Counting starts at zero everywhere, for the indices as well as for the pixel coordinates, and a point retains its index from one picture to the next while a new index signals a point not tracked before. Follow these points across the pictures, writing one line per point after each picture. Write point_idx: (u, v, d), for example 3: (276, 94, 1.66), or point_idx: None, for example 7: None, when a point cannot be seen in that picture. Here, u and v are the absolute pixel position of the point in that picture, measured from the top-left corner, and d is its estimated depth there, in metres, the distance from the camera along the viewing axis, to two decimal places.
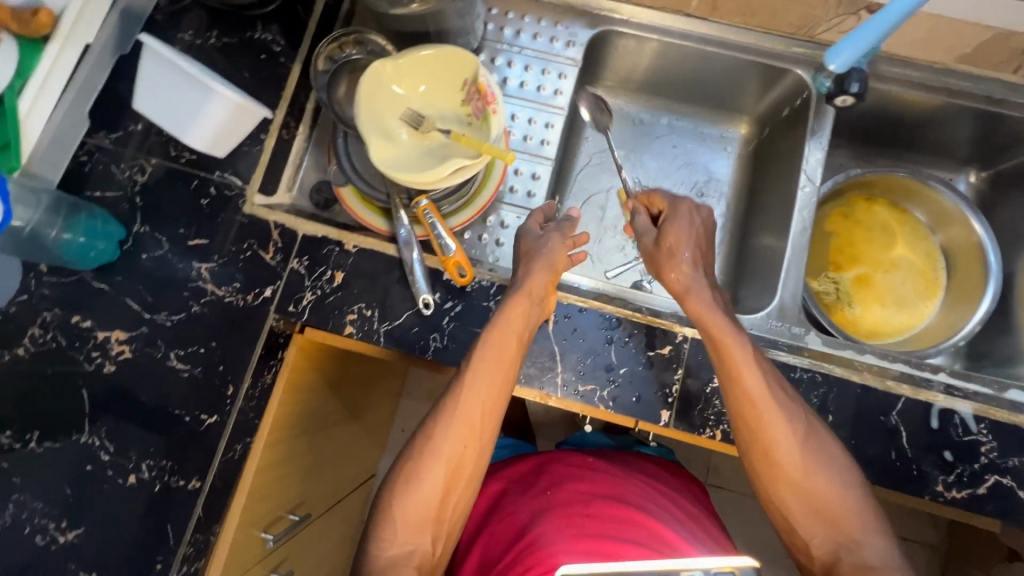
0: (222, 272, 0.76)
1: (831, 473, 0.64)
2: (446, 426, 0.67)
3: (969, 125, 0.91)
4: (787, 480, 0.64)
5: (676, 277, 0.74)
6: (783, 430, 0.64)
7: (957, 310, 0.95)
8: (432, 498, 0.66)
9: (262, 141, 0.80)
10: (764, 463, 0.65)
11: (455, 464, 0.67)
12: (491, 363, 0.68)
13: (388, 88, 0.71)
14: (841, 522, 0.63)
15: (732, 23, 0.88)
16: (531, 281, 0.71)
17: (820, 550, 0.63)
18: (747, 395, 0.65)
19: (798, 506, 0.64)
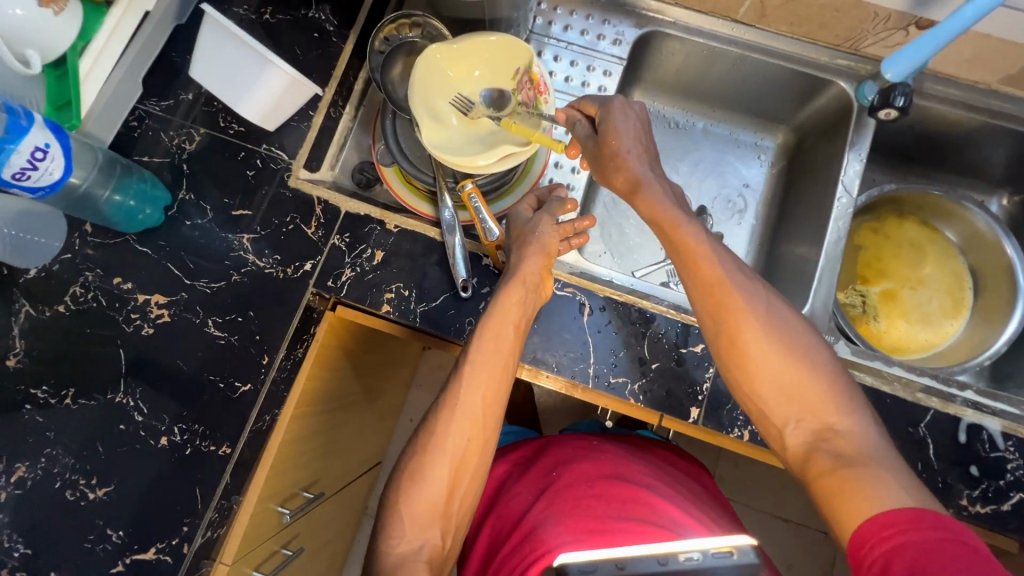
0: (264, 244, 0.77)
1: (795, 353, 0.60)
2: (450, 422, 0.69)
3: (1006, 147, 0.92)
4: (753, 359, 0.61)
5: (628, 173, 0.70)
6: (745, 313, 0.62)
7: (983, 330, 0.95)
8: (438, 494, 0.67)
9: (310, 117, 0.81)
10: (730, 348, 0.63)
11: (457, 458, 0.68)
12: (490, 354, 0.69)
13: (441, 72, 0.72)
14: (813, 403, 0.58)
15: (778, 31, 0.89)
16: (524, 269, 0.72)
17: (795, 436, 0.59)
18: (707, 280, 0.64)
19: (771, 395, 0.60)
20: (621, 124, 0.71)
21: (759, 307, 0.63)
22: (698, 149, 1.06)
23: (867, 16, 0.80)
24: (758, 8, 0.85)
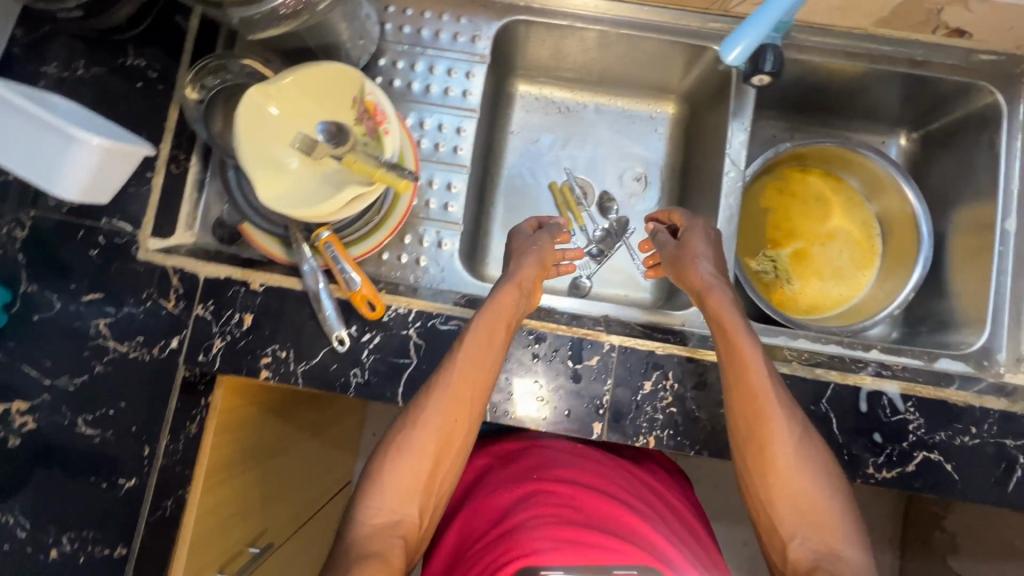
0: (123, 326, 0.71)
1: (813, 466, 0.63)
2: (438, 397, 0.65)
3: (895, 88, 0.89)
4: (780, 475, 0.63)
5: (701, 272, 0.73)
6: (779, 433, 0.63)
7: (892, 277, 0.94)
8: (422, 467, 0.64)
9: (149, 179, 0.74)
10: (759, 461, 0.63)
11: (445, 432, 0.64)
12: (484, 344, 0.67)
13: (269, 114, 0.65)
14: (821, 523, 0.60)
15: (643, 3, 0.84)
16: (523, 274, 0.74)
17: (798, 552, 0.60)
18: (744, 393, 0.65)
19: (785, 508, 0.62)
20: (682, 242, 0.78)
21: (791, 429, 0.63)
22: (593, 132, 1.02)
23: None
24: None
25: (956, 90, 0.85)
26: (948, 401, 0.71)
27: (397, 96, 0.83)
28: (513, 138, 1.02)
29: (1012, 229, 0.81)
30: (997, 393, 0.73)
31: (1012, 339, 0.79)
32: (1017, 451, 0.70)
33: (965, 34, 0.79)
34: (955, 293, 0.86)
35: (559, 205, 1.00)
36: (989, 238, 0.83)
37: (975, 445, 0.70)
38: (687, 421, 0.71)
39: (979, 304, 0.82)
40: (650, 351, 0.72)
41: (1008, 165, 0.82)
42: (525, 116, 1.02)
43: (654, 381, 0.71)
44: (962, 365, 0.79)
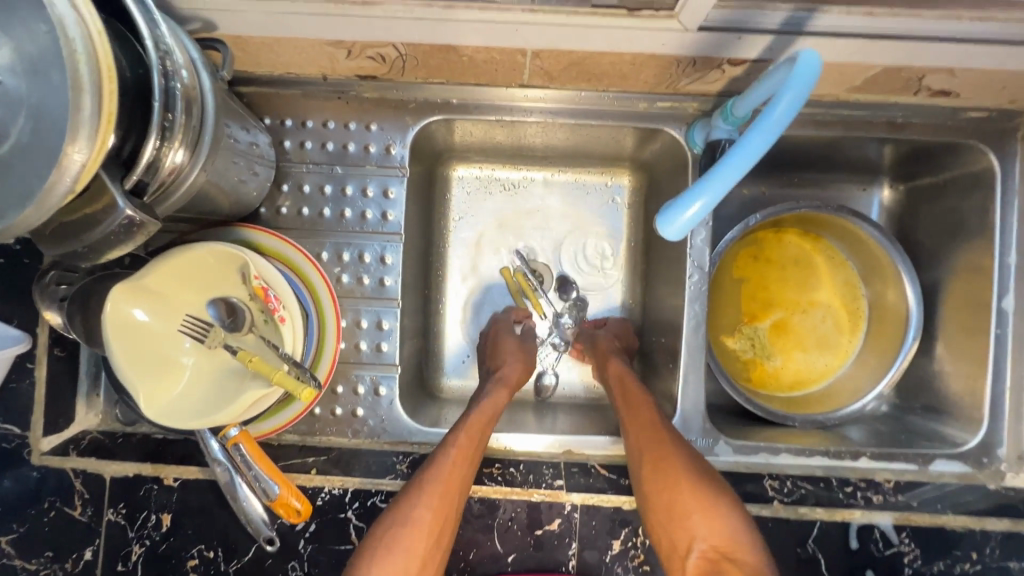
0: (26, 542, 0.63)
1: (714, 492, 0.61)
2: (428, 490, 0.59)
3: (874, 147, 0.78)
4: (685, 493, 0.60)
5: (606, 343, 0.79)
6: (674, 451, 0.62)
7: (881, 351, 0.86)
8: (410, 567, 0.56)
9: (32, 370, 0.64)
10: (662, 491, 0.61)
11: (435, 527, 0.58)
12: (472, 442, 0.63)
13: (139, 319, 0.54)
14: (721, 540, 0.58)
15: (579, 88, 0.71)
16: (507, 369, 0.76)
17: (697, 565, 0.58)
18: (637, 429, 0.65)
19: (696, 536, 0.59)
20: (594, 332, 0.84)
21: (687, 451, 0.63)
22: (543, 210, 0.91)
23: (669, 64, 0.63)
24: (542, 72, 0.67)
25: (942, 148, 0.75)
26: (944, 526, 0.65)
27: (308, 227, 0.72)
28: (455, 228, 0.90)
29: (1009, 308, 0.73)
30: (996, 505, 0.67)
31: (1011, 431, 0.72)
32: (1021, 573, 0.65)
33: (952, 95, 0.68)
34: (948, 373, 0.79)
35: (514, 294, 0.89)
36: (985, 317, 0.75)
37: (975, 571, 0.65)
38: None
39: (976, 391, 0.75)
40: (617, 507, 0.65)
41: (1004, 234, 0.73)
42: (468, 200, 0.90)
43: (624, 539, 0.65)
44: (959, 466, 0.69)
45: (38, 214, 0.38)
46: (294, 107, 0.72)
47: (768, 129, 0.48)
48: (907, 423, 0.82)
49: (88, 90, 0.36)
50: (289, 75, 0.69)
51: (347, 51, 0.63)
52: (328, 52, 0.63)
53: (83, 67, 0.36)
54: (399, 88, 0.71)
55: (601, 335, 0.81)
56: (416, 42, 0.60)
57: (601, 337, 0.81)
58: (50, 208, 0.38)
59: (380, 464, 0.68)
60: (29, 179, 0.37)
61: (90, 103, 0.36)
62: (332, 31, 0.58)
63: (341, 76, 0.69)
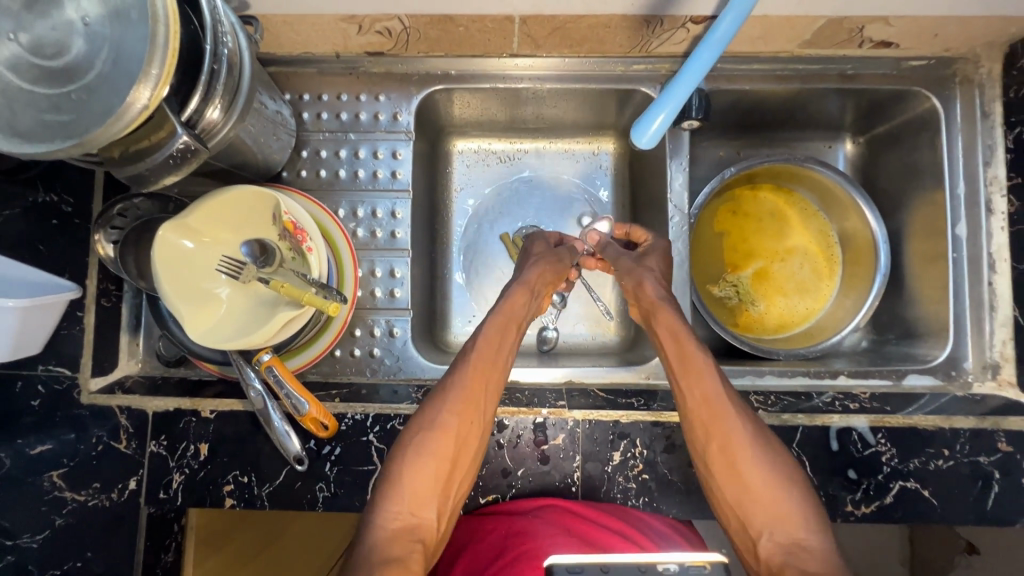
0: (77, 475, 0.69)
1: (774, 468, 0.63)
2: (452, 398, 0.65)
3: (831, 101, 0.87)
4: (746, 467, 0.63)
5: (651, 293, 0.75)
6: (735, 426, 0.64)
7: (855, 289, 0.92)
8: (440, 469, 0.62)
9: (80, 318, 0.72)
10: (724, 466, 0.63)
11: (462, 432, 0.64)
12: (488, 349, 0.70)
13: (186, 248, 0.62)
14: (785, 515, 0.60)
15: (563, 55, 0.80)
16: (536, 276, 0.79)
17: (768, 549, 0.59)
18: (696, 402, 0.66)
19: (751, 506, 0.62)
20: (628, 265, 0.79)
21: (749, 427, 0.65)
22: (537, 177, 0.98)
23: (639, 25, 0.72)
24: (529, 40, 0.76)
25: (892, 97, 0.84)
26: (917, 427, 0.71)
27: (325, 186, 0.82)
28: (457, 197, 0.97)
29: (964, 235, 0.80)
30: (964, 408, 0.73)
31: (975, 345, 0.79)
32: (991, 467, 0.70)
33: (893, 45, 0.78)
34: (916, 301, 0.85)
35: (512, 255, 0.95)
36: (943, 245, 0.82)
37: (949, 467, 0.70)
38: (661, 485, 0.70)
39: (942, 313, 0.81)
40: (615, 421, 0.71)
41: (952, 168, 0.81)
42: (469, 171, 0.97)
43: (623, 451, 0.71)
44: (930, 380, 0.78)
45: (117, 128, 0.45)
46: (311, 82, 0.81)
47: (713, 44, 0.64)
48: (884, 351, 0.88)
49: (162, 23, 0.44)
50: (306, 54, 0.78)
51: (358, 26, 0.72)
52: (342, 28, 0.72)
53: (158, 6, 0.44)
54: (403, 62, 0.81)
55: (643, 279, 0.77)
56: (418, 13, 0.69)
57: (641, 279, 0.77)
58: (127, 124, 0.45)
59: (397, 396, 0.74)
60: (112, 99, 0.45)
61: (164, 33, 0.45)
62: (346, 6, 0.67)
63: (352, 52, 0.78)
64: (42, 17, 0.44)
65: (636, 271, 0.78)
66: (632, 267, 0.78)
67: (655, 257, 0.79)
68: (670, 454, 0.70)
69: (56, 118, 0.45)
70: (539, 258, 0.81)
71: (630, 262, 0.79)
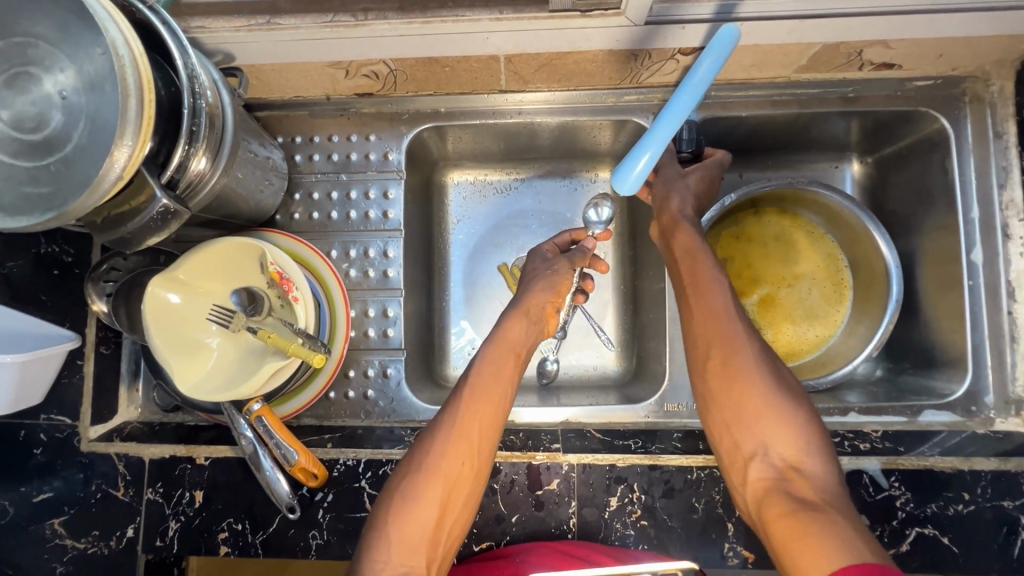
0: (78, 523, 0.70)
1: (778, 391, 0.63)
2: (443, 438, 0.64)
3: (834, 123, 0.84)
4: (748, 388, 0.64)
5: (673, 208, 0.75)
6: (740, 346, 0.66)
7: (866, 315, 0.89)
8: (429, 514, 0.62)
9: (80, 367, 0.73)
10: (723, 376, 0.65)
11: (452, 471, 0.63)
12: (489, 381, 0.68)
13: (171, 303, 0.63)
14: (782, 438, 0.61)
15: (553, 88, 0.79)
16: (529, 302, 0.77)
17: (762, 469, 0.60)
18: (700, 315, 0.69)
19: (744, 426, 0.63)
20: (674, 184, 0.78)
21: (758, 349, 0.66)
22: (535, 208, 0.96)
23: (627, 58, 0.70)
24: (516, 76, 0.75)
25: (898, 117, 0.81)
26: (933, 469, 0.67)
27: (318, 228, 0.82)
28: (453, 230, 0.96)
29: (979, 260, 0.76)
30: (984, 447, 0.69)
31: (996, 378, 0.74)
32: (1016, 512, 0.66)
33: (895, 66, 0.74)
34: (932, 329, 0.81)
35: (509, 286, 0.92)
36: (958, 271, 0.78)
37: (970, 513, 0.66)
38: (661, 532, 0.68)
39: (958, 343, 0.77)
40: (611, 465, 0.69)
41: (965, 191, 0.77)
42: (464, 203, 0.96)
43: (621, 495, 0.68)
44: (948, 416, 0.74)
45: (93, 199, 0.46)
46: (303, 125, 0.83)
47: (692, 88, 0.62)
48: (900, 382, 0.83)
49: (134, 96, 0.45)
50: (297, 98, 0.79)
51: (345, 71, 0.72)
52: (329, 73, 0.73)
53: (129, 79, 0.45)
54: (392, 102, 0.81)
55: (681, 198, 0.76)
56: (403, 57, 0.69)
57: (682, 195, 0.77)
58: (102, 194, 0.46)
59: (391, 439, 0.74)
60: (88, 170, 0.46)
61: (137, 106, 0.45)
62: (330, 53, 0.68)
63: (342, 95, 0.79)
64: (22, 93, 0.46)
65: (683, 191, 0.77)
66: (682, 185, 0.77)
67: (699, 177, 0.79)
68: (670, 499, 0.68)
69: (35, 190, 0.46)
70: (534, 279, 0.79)
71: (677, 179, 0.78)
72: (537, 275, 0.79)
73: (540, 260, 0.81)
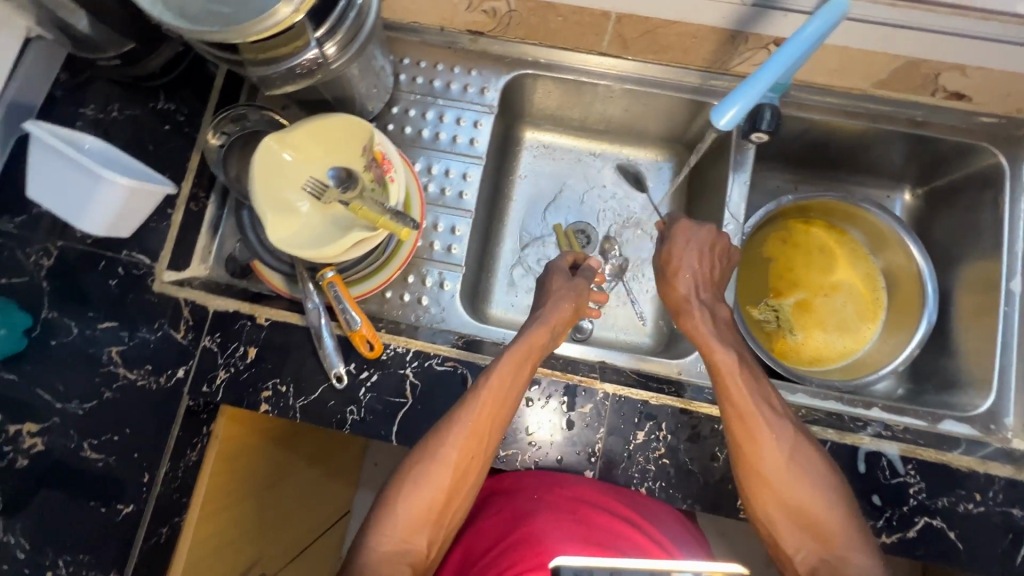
0: (134, 355, 0.74)
1: (818, 490, 0.64)
2: (452, 436, 0.66)
3: (896, 146, 0.90)
4: (783, 484, 0.64)
5: (680, 293, 0.76)
6: (770, 440, 0.65)
7: (898, 333, 0.93)
8: (436, 499, 0.66)
9: (169, 216, 0.79)
10: (754, 481, 0.65)
11: (460, 465, 0.66)
12: (487, 407, 0.67)
13: (283, 160, 0.70)
14: (824, 534, 0.62)
15: (646, 60, 0.86)
16: (557, 316, 0.74)
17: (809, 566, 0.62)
18: (732, 415, 0.66)
19: (786, 522, 0.64)
20: (686, 241, 0.77)
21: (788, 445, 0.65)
22: (599, 177, 1.01)
23: (726, 39, 0.77)
24: (619, 40, 0.83)
25: (958, 150, 0.86)
26: (951, 465, 0.70)
27: (407, 142, 0.88)
28: (519, 182, 1.01)
29: (1017, 290, 0.81)
30: (1002, 458, 0.72)
31: (1019, 403, 0.77)
32: None
33: (964, 98, 0.81)
34: (962, 353, 0.85)
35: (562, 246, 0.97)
36: (994, 299, 0.82)
37: (980, 513, 0.68)
38: (680, 474, 0.70)
39: (983, 365, 0.81)
40: (645, 401, 0.72)
41: (1013, 226, 0.82)
42: (534, 160, 1.02)
43: (649, 431, 0.72)
44: (967, 428, 0.76)
45: (267, 24, 0.52)
46: (413, 47, 0.90)
47: (796, 44, 0.64)
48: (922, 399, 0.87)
49: None
50: (415, 22, 0.87)
51: (469, 3, 0.80)
52: (454, 2, 0.80)
53: None
54: (499, 44, 0.88)
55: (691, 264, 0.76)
56: None
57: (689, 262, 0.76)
58: (276, 23, 0.52)
59: (440, 340, 0.77)
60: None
61: None
62: None
63: (456, 28, 0.87)
64: None
65: (695, 243, 0.76)
66: (690, 242, 0.77)
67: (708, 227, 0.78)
68: (694, 443, 0.71)
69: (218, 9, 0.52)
70: (558, 296, 0.77)
71: (685, 236, 0.77)
72: (559, 292, 0.78)
73: (561, 277, 0.81)
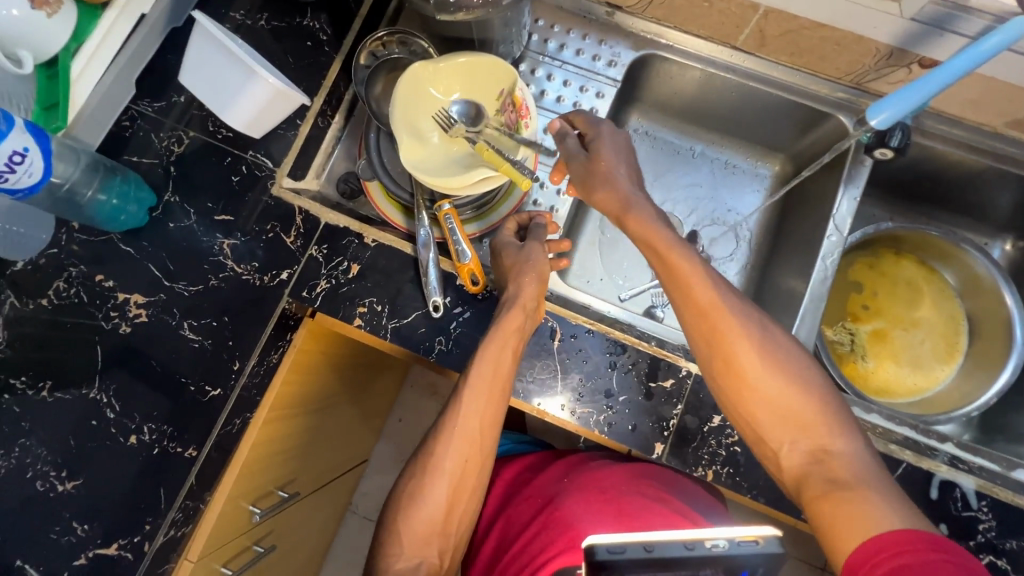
0: (240, 249, 0.78)
1: (829, 421, 0.59)
2: (450, 441, 0.69)
3: (1010, 192, 0.89)
4: (790, 420, 0.60)
5: (618, 192, 0.71)
6: (763, 379, 0.62)
7: (974, 379, 0.91)
8: (436, 512, 0.68)
9: (297, 126, 0.81)
10: (762, 423, 0.62)
11: (456, 473, 0.68)
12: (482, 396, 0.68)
13: (426, 89, 0.72)
14: (808, 424, 0.59)
15: (777, 60, 0.87)
16: (529, 295, 0.72)
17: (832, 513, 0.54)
18: (720, 360, 0.64)
19: (799, 462, 0.59)
20: (612, 146, 0.74)
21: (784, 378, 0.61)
22: (697, 172, 1.02)
23: (870, 52, 0.77)
24: (757, 36, 0.83)
25: None
26: None
27: None
28: None
29: None
30: None
31: None
32: None
33: None
34: None
35: None
36: None
37: None
38: (749, 464, 0.71)
39: None
40: None
41: None
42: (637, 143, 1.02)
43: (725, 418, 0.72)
44: None
45: None
46: (550, 10, 0.92)
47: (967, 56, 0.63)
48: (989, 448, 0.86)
49: None
50: None
51: None
52: None
53: None
54: (634, 22, 0.90)
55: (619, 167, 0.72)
56: None
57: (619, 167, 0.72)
58: None
59: None
60: None
61: None
62: None
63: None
64: None
65: (614, 148, 0.74)
66: (615, 147, 0.74)
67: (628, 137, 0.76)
68: None
69: None
70: (523, 273, 0.74)
71: (610, 144, 0.74)
72: (528, 260, 0.75)
73: (512, 248, 0.77)
